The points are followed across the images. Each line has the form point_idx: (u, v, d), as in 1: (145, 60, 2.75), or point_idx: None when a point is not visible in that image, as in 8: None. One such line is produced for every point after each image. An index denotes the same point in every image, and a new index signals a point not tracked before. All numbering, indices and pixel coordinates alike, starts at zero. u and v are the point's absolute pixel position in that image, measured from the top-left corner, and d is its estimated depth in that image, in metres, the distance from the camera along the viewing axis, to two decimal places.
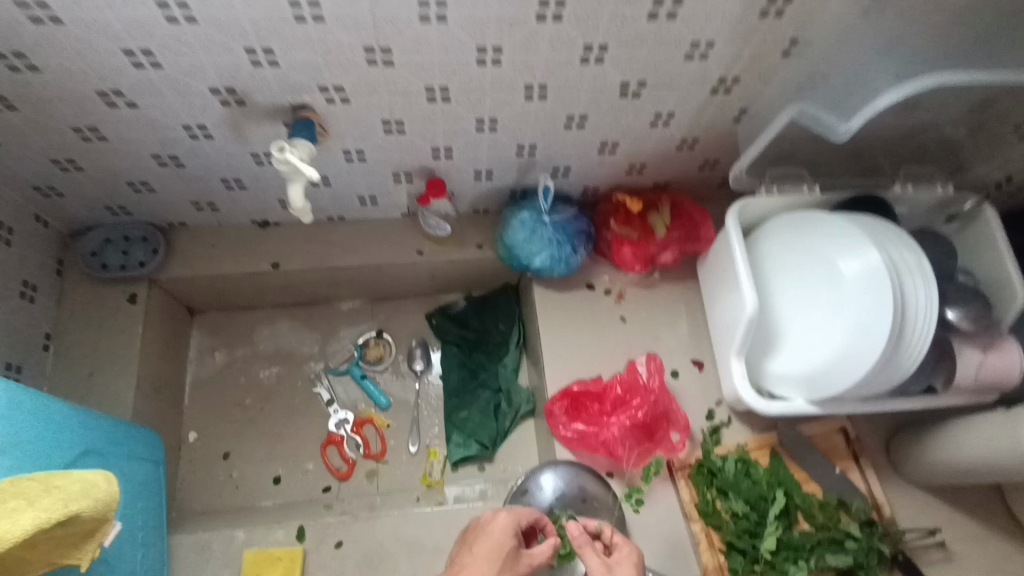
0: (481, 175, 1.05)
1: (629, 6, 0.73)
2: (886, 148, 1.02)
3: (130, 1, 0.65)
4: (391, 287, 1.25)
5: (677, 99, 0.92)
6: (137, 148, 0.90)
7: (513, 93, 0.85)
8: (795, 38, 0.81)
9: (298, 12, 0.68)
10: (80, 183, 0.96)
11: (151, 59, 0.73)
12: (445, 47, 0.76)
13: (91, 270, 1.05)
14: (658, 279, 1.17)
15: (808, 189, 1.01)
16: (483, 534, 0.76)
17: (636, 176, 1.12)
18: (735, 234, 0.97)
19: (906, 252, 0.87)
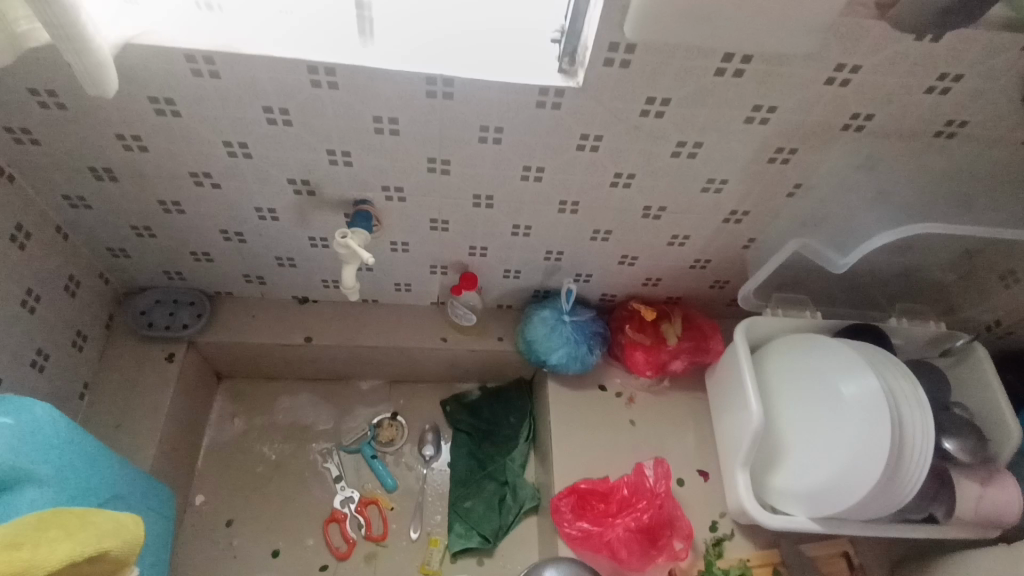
0: (510, 273, 1.15)
1: (657, 146, 0.85)
2: (882, 285, 1.12)
3: (241, 106, 0.77)
4: (412, 370, 1.31)
5: (692, 224, 1.03)
6: (209, 222, 1.00)
7: (549, 205, 0.97)
8: (798, 182, 0.93)
9: (379, 126, 0.81)
10: (148, 248, 1.05)
11: (245, 150, 0.85)
12: (496, 163, 0.87)
13: (137, 327, 1.12)
14: (668, 386, 1.22)
15: (810, 314, 1.10)
16: None
17: (651, 288, 1.21)
18: (742, 349, 1.04)
19: (902, 380, 0.93)
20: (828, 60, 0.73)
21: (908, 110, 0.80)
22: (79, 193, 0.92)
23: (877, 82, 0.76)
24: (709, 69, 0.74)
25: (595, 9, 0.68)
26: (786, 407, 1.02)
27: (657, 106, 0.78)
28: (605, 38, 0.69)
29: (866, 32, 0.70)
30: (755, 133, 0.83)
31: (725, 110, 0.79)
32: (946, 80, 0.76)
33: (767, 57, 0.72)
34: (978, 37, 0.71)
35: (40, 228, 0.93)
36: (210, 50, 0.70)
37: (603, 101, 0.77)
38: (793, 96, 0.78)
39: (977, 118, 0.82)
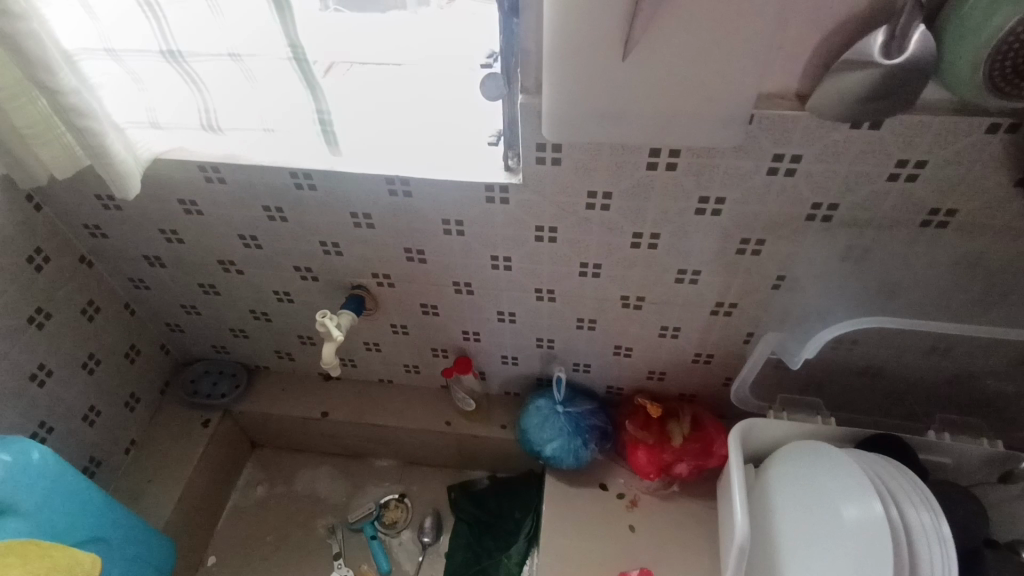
0: (507, 359, 1.17)
1: (614, 237, 0.87)
2: (914, 391, 0.98)
3: (247, 206, 0.92)
4: (422, 453, 1.34)
5: (679, 316, 1.00)
6: (239, 304, 1.15)
7: (525, 294, 1.00)
8: (780, 274, 0.89)
9: (357, 221, 0.91)
10: (196, 324, 1.23)
11: (256, 242, 0.99)
12: (465, 254, 0.94)
13: (184, 394, 1.28)
14: (677, 491, 1.13)
15: (823, 420, 0.98)
16: None
17: (657, 381, 1.17)
18: (736, 457, 0.93)
19: (922, 511, 0.79)
20: (764, 151, 0.72)
21: (875, 197, 0.76)
22: (140, 276, 1.11)
23: (826, 170, 0.73)
24: (640, 164, 0.76)
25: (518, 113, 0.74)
26: (788, 528, 0.90)
27: (600, 199, 0.81)
28: (532, 140, 0.75)
29: (792, 121, 0.69)
30: (712, 224, 0.82)
31: (671, 203, 0.80)
32: (908, 167, 0.72)
33: (695, 151, 0.73)
34: (924, 122, 0.67)
35: (109, 303, 1.13)
36: (216, 162, 0.86)
37: (547, 196, 0.82)
38: (739, 186, 0.77)
39: (964, 206, 0.75)
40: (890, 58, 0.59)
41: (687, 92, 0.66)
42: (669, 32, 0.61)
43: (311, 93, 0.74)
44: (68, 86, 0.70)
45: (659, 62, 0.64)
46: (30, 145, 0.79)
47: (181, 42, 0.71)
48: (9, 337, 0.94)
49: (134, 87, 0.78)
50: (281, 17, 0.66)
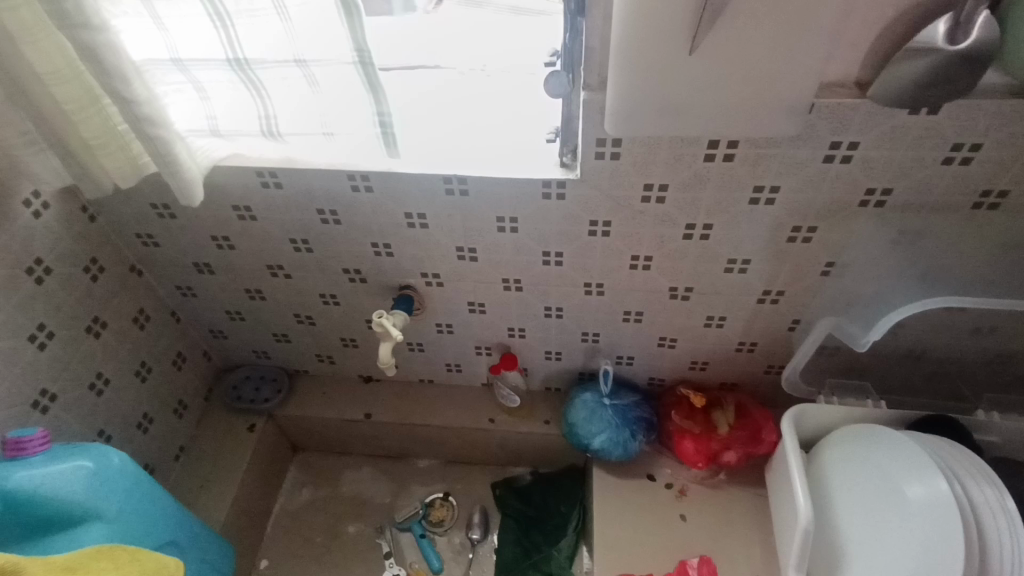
0: (551, 355, 1.19)
1: (667, 229, 0.88)
2: (962, 371, 1.00)
3: (301, 209, 0.93)
4: (465, 451, 1.35)
5: (726, 306, 1.02)
6: (284, 309, 1.16)
7: (574, 288, 1.01)
8: (829, 260, 0.90)
9: (411, 221, 0.93)
10: (240, 330, 1.24)
11: (307, 245, 1.00)
12: (516, 250, 0.95)
13: (228, 400, 1.29)
14: (724, 480, 1.15)
15: (873, 403, 1.00)
16: None
17: (699, 372, 1.18)
18: (792, 443, 0.96)
19: (986, 486, 0.80)
20: (821, 139, 0.74)
21: (929, 181, 0.77)
22: (188, 284, 1.13)
23: (882, 156, 0.75)
24: (698, 156, 0.78)
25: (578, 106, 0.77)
26: (849, 509, 0.92)
27: (656, 192, 0.83)
28: (591, 135, 0.77)
29: (852, 109, 0.70)
30: (765, 213, 0.84)
31: (726, 193, 0.82)
32: (963, 150, 0.73)
33: (753, 141, 0.75)
34: (981, 105, 0.68)
35: (157, 312, 1.14)
36: (275, 167, 0.87)
37: (604, 190, 0.83)
38: (795, 174, 0.78)
39: (1018, 186, 0.76)
40: (955, 43, 0.61)
41: (750, 85, 0.68)
42: (737, 25, 0.63)
43: (373, 96, 0.75)
44: (142, 95, 0.72)
45: (725, 55, 0.65)
46: (96, 156, 0.80)
47: (247, 51, 0.73)
48: (68, 347, 0.95)
49: (195, 96, 0.80)
50: (348, 22, 0.67)
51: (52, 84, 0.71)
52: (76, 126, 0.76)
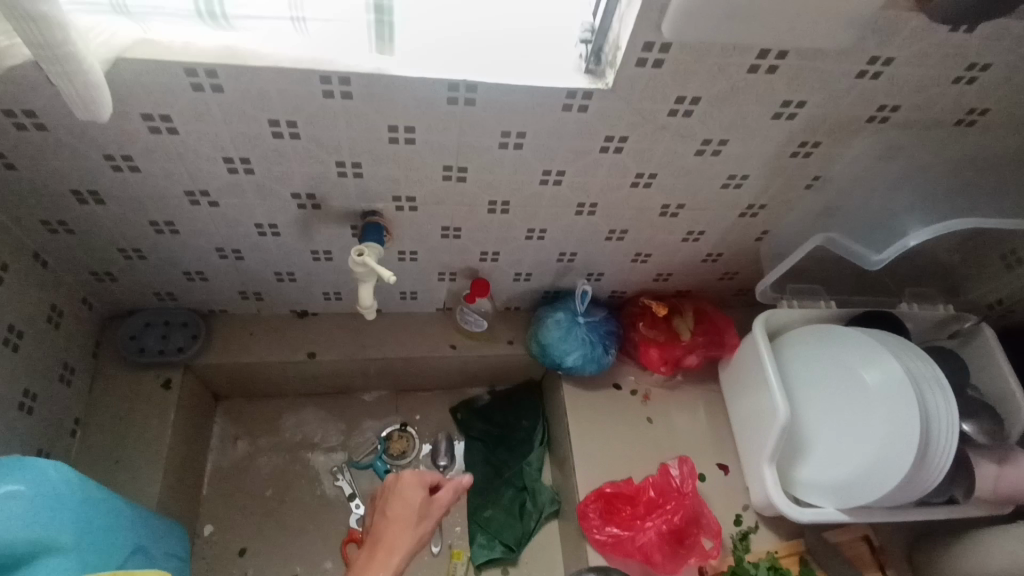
0: (521, 276, 1.12)
1: (682, 145, 0.82)
2: (893, 273, 1.12)
3: (246, 119, 0.71)
4: (420, 380, 1.27)
5: (709, 220, 1.01)
6: (204, 242, 0.93)
7: (566, 208, 0.93)
8: (818, 175, 0.92)
9: (394, 135, 0.75)
10: (136, 270, 0.98)
11: (246, 165, 0.78)
12: (514, 169, 0.83)
13: (127, 354, 1.04)
14: (681, 381, 1.23)
15: (825, 303, 1.10)
16: (396, 496, 0.90)
17: (662, 282, 1.20)
18: (764, 348, 1.03)
19: (927, 370, 0.93)
20: (862, 55, 0.71)
21: (933, 100, 0.79)
22: (59, 216, 0.84)
23: (908, 74, 0.75)
24: (742, 66, 0.71)
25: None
26: (810, 400, 1.03)
27: (686, 106, 0.75)
28: (639, 38, 0.66)
29: (903, 23, 0.68)
30: (781, 128, 0.82)
31: (753, 108, 0.77)
32: (973, 71, 0.75)
33: (801, 54, 0.70)
34: (1010, 27, 0.70)
35: (17, 257, 0.84)
36: (212, 63, 0.64)
37: (632, 102, 0.74)
38: (824, 90, 0.76)
39: (998, 106, 0.82)
40: None
41: None
42: None
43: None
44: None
45: None
46: None
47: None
48: None
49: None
50: None
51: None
52: None
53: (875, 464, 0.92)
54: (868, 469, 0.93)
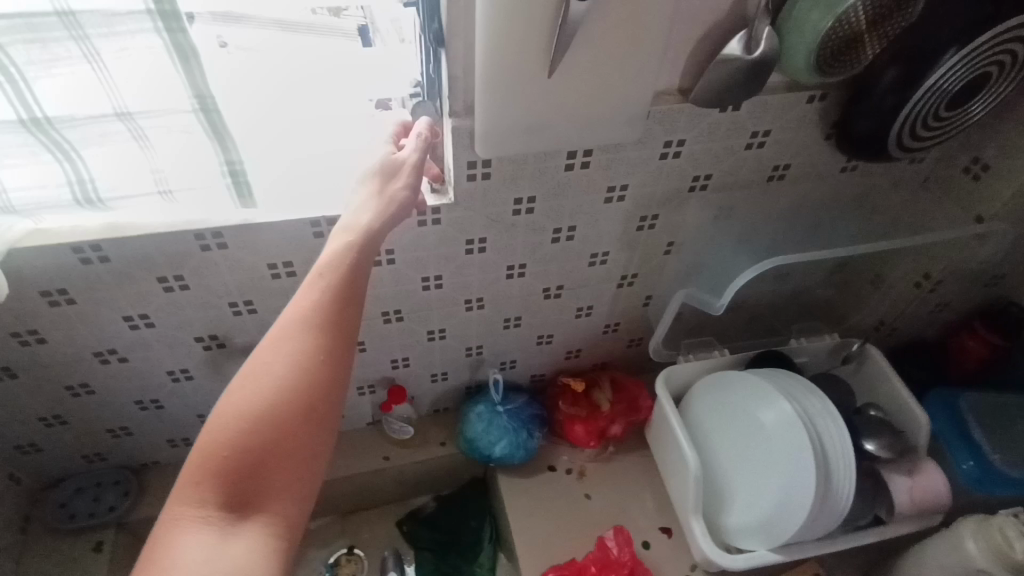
0: (437, 377, 1.18)
1: (537, 236, 0.93)
2: (776, 314, 1.19)
3: (136, 280, 0.80)
4: (362, 498, 1.28)
5: (592, 295, 1.11)
6: (121, 397, 0.98)
7: (456, 307, 1.02)
8: (670, 241, 1.04)
9: (275, 272, 0.85)
10: (61, 437, 1.01)
11: (146, 320, 0.86)
12: (395, 281, 0.93)
13: (57, 523, 1.05)
14: (613, 451, 1.26)
15: (720, 352, 1.19)
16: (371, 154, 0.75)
17: (574, 360, 1.27)
18: (668, 406, 1.09)
19: (812, 399, 1.00)
20: (657, 140, 0.85)
21: (737, 165, 0.93)
22: None
23: (704, 149, 0.88)
24: (559, 166, 0.84)
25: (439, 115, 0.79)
26: (722, 448, 1.08)
27: (525, 204, 0.87)
28: (462, 159, 0.78)
29: (679, 112, 0.82)
30: (617, 209, 0.94)
31: (584, 197, 0.90)
32: (758, 137, 0.89)
33: (605, 149, 0.83)
34: (769, 101, 0.84)
35: None
36: (96, 239, 0.74)
37: (477, 209, 0.85)
38: (638, 174, 0.89)
39: (796, 160, 0.95)
40: (752, 53, 0.74)
41: (597, 103, 0.75)
42: (585, 51, 0.69)
43: (219, 143, 0.68)
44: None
45: (573, 77, 0.71)
46: None
47: (46, 105, 0.59)
48: None
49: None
50: (185, 68, 0.60)
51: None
52: None
53: (786, 498, 0.96)
54: (782, 504, 0.96)
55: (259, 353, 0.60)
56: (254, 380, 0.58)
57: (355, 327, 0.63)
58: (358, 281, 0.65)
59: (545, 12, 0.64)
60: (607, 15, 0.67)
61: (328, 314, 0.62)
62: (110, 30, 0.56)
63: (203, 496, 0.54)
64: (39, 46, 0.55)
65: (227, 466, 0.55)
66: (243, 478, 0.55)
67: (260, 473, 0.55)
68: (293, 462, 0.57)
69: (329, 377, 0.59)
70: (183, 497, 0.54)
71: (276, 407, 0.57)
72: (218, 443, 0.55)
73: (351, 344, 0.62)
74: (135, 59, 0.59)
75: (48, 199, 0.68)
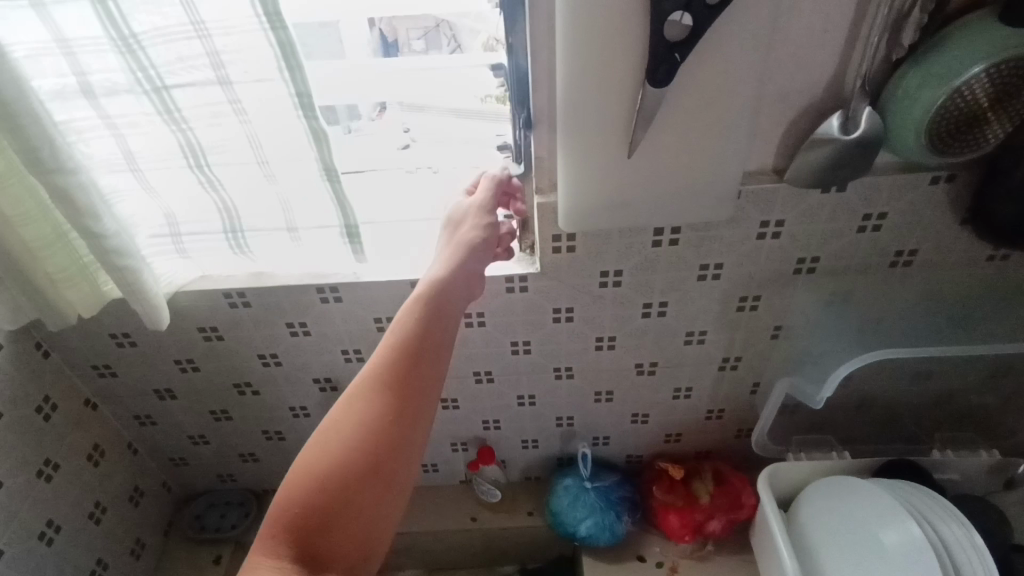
0: (528, 444, 1.19)
1: (626, 310, 0.94)
2: (915, 418, 1.04)
3: (269, 324, 0.95)
4: (450, 557, 1.30)
5: (690, 376, 1.06)
6: (252, 426, 1.13)
7: (545, 375, 1.04)
8: (777, 325, 0.97)
9: (381, 325, 0.94)
10: (204, 454, 1.19)
11: (276, 359, 1.00)
12: (486, 343, 0.99)
13: (191, 532, 1.20)
14: (712, 551, 1.15)
15: (838, 455, 1.05)
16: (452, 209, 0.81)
17: (674, 444, 1.20)
18: (770, 505, 0.99)
19: (952, 524, 0.83)
20: (751, 220, 0.83)
21: (849, 247, 0.86)
22: (147, 412, 1.09)
23: (807, 230, 0.84)
24: (646, 243, 0.85)
25: (530, 192, 0.86)
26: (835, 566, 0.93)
27: (612, 277, 0.89)
28: (548, 232, 0.83)
29: (774, 193, 0.80)
30: (712, 288, 0.91)
31: (674, 273, 0.89)
32: (872, 219, 0.83)
33: (693, 227, 0.83)
34: (881, 181, 0.79)
35: (112, 446, 1.09)
36: (242, 288, 0.90)
37: (563, 280, 0.89)
38: (732, 252, 0.87)
39: (925, 245, 0.86)
40: (848, 134, 0.71)
41: (680, 184, 0.76)
42: (664, 134, 0.71)
43: (341, 209, 0.79)
44: (110, 229, 0.74)
45: (654, 160, 0.73)
46: (59, 290, 0.82)
47: (217, 170, 0.77)
48: (20, 496, 0.91)
49: (162, 223, 0.82)
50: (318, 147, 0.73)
51: (17, 225, 0.74)
52: (42, 263, 0.78)
53: None
54: None
55: (339, 406, 0.64)
56: (331, 434, 0.62)
57: (422, 383, 0.66)
58: (423, 337, 0.68)
59: (622, 101, 0.69)
60: (683, 100, 0.69)
61: (396, 371, 0.65)
62: (264, 116, 0.72)
63: (280, 545, 0.57)
64: (216, 126, 0.72)
65: (304, 516, 0.59)
66: (317, 530, 0.58)
67: (335, 524, 0.59)
68: (361, 513, 0.60)
69: (400, 434, 0.63)
70: (268, 542, 0.58)
71: (345, 463, 0.60)
72: (294, 498, 0.59)
73: (418, 398, 0.65)
74: (279, 138, 0.73)
75: (216, 252, 0.85)
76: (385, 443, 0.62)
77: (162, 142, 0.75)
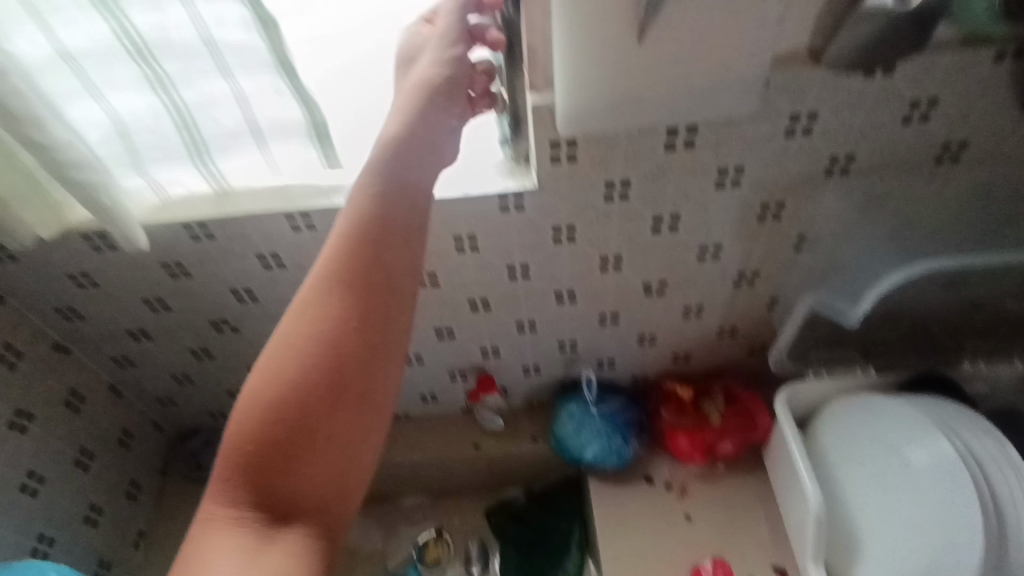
0: (530, 370, 1.13)
1: (633, 225, 0.84)
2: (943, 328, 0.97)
3: (239, 256, 0.86)
4: (455, 483, 1.28)
5: (702, 294, 0.98)
6: (237, 364, 1.06)
7: (545, 299, 0.97)
8: (800, 234, 0.88)
9: None
10: (190, 394, 1.13)
11: (251, 294, 0.92)
12: (480, 268, 0.90)
13: (187, 471, 1.17)
14: (723, 469, 1.13)
15: (863, 372, 0.97)
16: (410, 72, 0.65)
17: (683, 364, 1.14)
18: (788, 426, 0.94)
19: (985, 439, 0.78)
20: (780, 113, 0.71)
21: (889, 143, 0.75)
22: (123, 353, 1.03)
23: (843, 123, 0.73)
24: (658, 146, 0.74)
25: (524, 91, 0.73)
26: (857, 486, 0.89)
27: (618, 189, 0.79)
28: (545, 138, 0.72)
29: (808, 79, 0.68)
30: (730, 196, 0.81)
31: (688, 181, 0.78)
32: (920, 108, 0.71)
33: (712, 125, 0.72)
34: (936, 61, 0.67)
35: (92, 391, 1.03)
36: (203, 219, 0.80)
37: (563, 193, 0.79)
38: (754, 154, 0.76)
39: (976, 136, 0.75)
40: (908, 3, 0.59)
41: (703, 73, 0.64)
42: None
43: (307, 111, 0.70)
44: (63, 139, 0.64)
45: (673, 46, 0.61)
46: (11, 210, 0.72)
47: (167, 65, 0.65)
48: None
49: (110, 133, 0.71)
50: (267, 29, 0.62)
51: None
52: None
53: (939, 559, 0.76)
54: None
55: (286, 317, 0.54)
56: (276, 360, 0.52)
57: (380, 296, 0.54)
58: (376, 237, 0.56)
59: None
60: None
61: (346, 286, 0.54)
62: None
63: (234, 499, 0.50)
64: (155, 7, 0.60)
65: (255, 465, 0.50)
66: (271, 479, 0.50)
67: (292, 470, 0.51)
68: (327, 445, 0.52)
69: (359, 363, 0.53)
70: (217, 496, 0.51)
71: (295, 399, 0.51)
72: (241, 441, 0.51)
73: (378, 314, 0.54)
74: (229, 19, 0.62)
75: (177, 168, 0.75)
76: (341, 376, 0.52)
77: (92, 32, 0.62)
